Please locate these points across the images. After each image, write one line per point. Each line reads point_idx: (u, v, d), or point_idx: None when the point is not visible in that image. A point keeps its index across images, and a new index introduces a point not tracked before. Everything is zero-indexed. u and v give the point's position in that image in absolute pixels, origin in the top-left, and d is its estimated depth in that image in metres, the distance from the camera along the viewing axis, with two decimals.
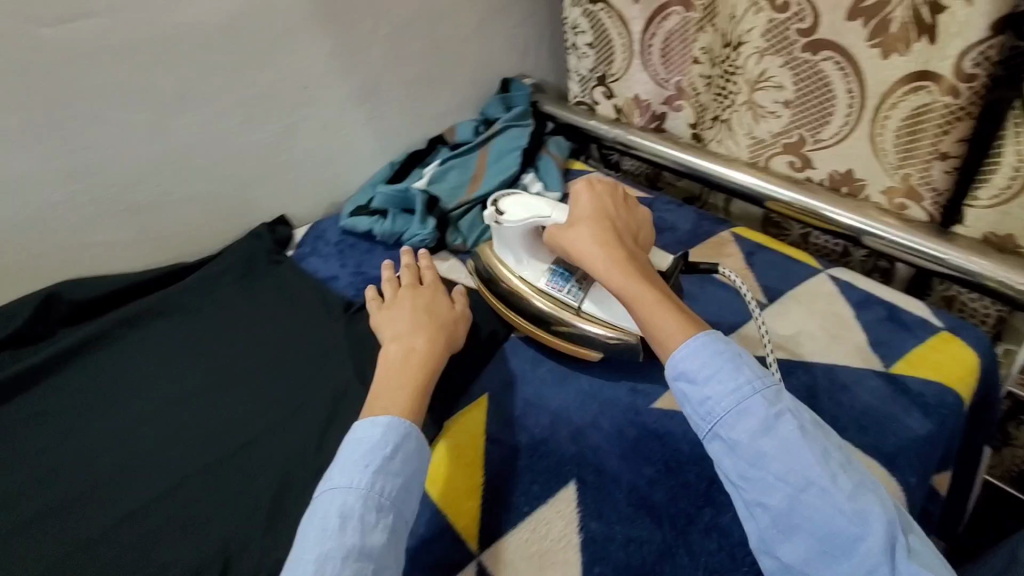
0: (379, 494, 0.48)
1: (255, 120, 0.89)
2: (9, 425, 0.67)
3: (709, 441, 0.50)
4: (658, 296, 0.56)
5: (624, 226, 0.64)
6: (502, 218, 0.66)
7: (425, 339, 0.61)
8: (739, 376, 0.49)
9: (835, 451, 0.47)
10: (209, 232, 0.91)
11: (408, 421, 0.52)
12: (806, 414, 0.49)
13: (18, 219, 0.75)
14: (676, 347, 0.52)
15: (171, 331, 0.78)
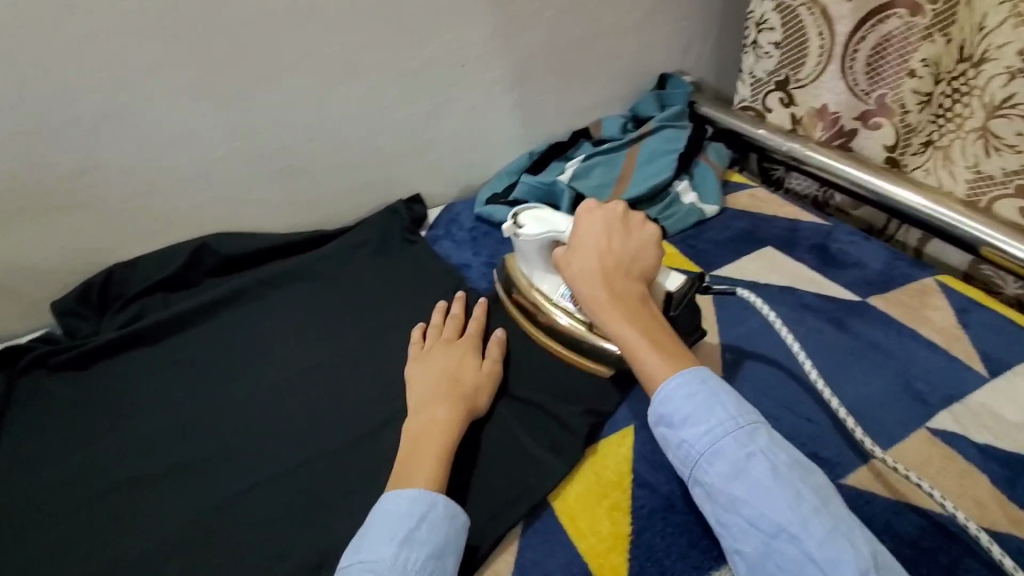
0: (404, 567, 0.43)
1: (409, 95, 0.86)
2: (154, 366, 0.69)
3: (691, 486, 0.47)
4: (643, 335, 0.52)
5: (623, 255, 0.58)
6: (520, 231, 0.64)
7: (447, 408, 0.54)
8: (710, 416, 0.46)
9: (812, 497, 0.42)
10: (350, 203, 0.91)
11: (434, 489, 0.47)
12: (784, 456, 0.45)
13: (183, 169, 0.77)
14: (654, 391, 0.50)
15: (305, 298, 0.77)
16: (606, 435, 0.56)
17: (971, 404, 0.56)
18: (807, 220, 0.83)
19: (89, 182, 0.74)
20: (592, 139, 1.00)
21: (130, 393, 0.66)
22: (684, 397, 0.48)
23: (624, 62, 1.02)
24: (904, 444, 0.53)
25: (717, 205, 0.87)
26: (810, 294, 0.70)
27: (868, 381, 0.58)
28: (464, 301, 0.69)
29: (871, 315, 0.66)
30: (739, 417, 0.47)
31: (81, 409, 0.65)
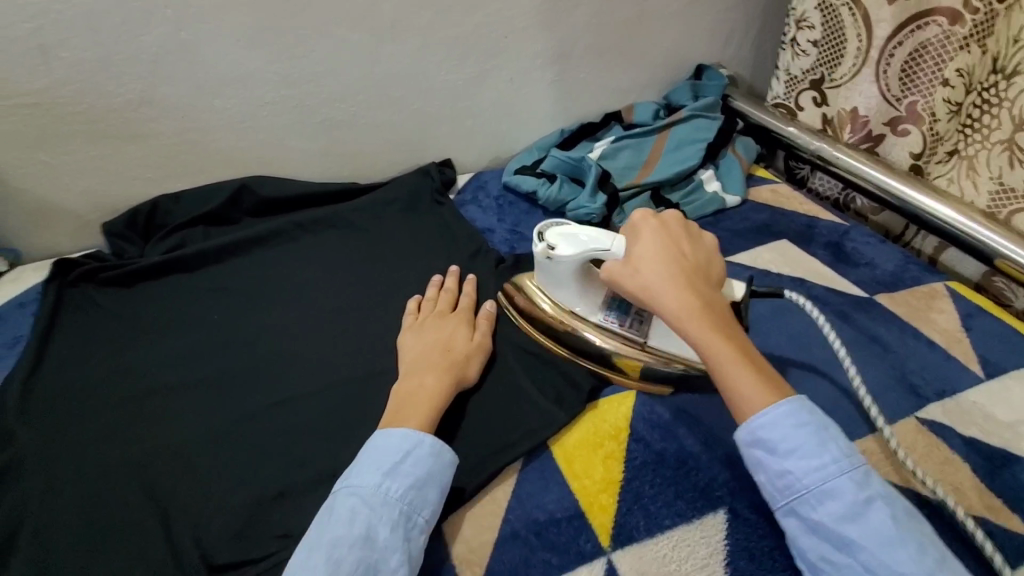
0: (386, 495, 0.45)
1: (451, 61, 0.89)
2: (193, 290, 0.74)
3: (787, 517, 0.45)
4: (740, 356, 0.48)
5: (696, 264, 0.53)
6: (556, 253, 0.57)
7: (436, 373, 0.55)
8: (823, 452, 0.44)
9: (933, 549, 0.40)
10: (383, 161, 0.95)
11: (420, 431, 0.49)
12: (898, 502, 0.43)
13: (232, 110, 0.81)
14: (757, 421, 0.45)
15: (335, 245, 0.81)
16: (607, 394, 0.59)
17: (961, 400, 0.58)
18: (826, 219, 0.85)
19: (145, 114, 0.78)
20: (624, 123, 1.02)
21: (169, 312, 0.71)
22: (793, 429, 0.45)
23: (661, 51, 1.03)
24: (892, 429, 0.55)
25: (740, 196, 0.90)
26: (820, 287, 0.72)
27: (865, 370, 0.61)
28: (457, 278, 0.71)
29: (876, 312, 0.68)
30: (851, 455, 0.44)
31: (123, 322, 0.69)
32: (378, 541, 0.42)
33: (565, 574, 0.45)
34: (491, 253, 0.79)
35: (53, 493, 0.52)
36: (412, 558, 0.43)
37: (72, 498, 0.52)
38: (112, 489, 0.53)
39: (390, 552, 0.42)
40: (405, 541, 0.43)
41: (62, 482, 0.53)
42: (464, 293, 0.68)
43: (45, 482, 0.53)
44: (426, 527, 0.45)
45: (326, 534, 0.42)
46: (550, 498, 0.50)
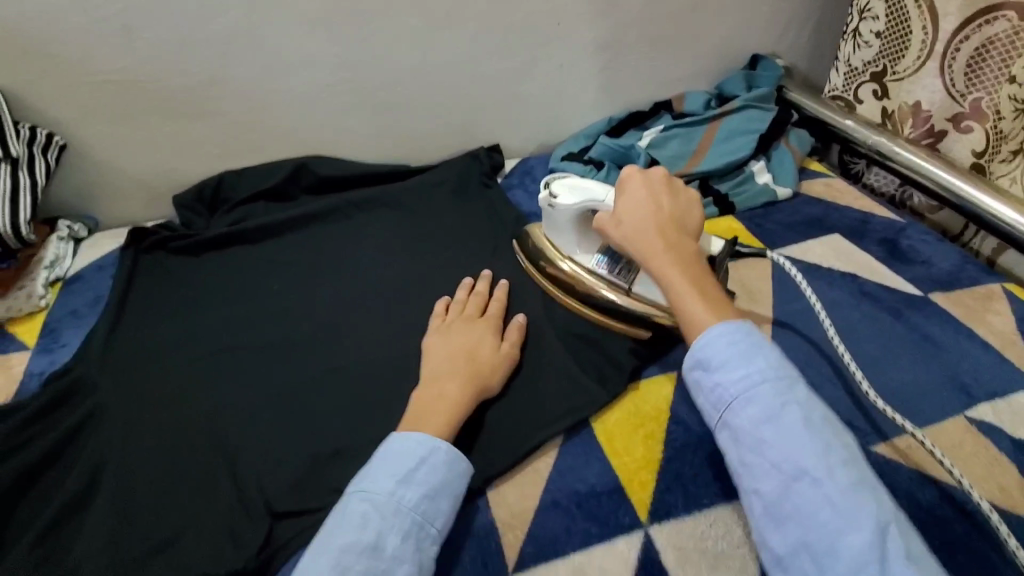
0: (399, 504, 0.43)
1: (504, 47, 0.90)
2: (256, 261, 0.78)
3: (719, 429, 0.47)
4: (697, 289, 0.51)
5: (672, 213, 0.57)
6: (557, 200, 0.64)
7: (459, 384, 0.53)
8: (751, 365, 0.45)
9: (840, 450, 0.42)
10: (433, 144, 0.97)
11: (438, 439, 0.48)
12: (818, 412, 0.44)
13: (293, 91, 0.85)
14: (698, 341, 0.48)
15: (386, 223, 0.84)
16: (650, 375, 0.60)
17: (1015, 402, 0.57)
18: (880, 215, 0.83)
19: (215, 92, 0.82)
20: (673, 112, 1.02)
21: (231, 281, 0.75)
22: (728, 346, 0.46)
23: (715, 40, 1.02)
24: (940, 426, 0.55)
25: (791, 188, 0.89)
26: (871, 283, 0.71)
27: (915, 367, 0.60)
28: (488, 281, 0.68)
29: (929, 310, 0.67)
30: (779, 369, 0.46)
31: (190, 288, 0.74)
32: (387, 551, 0.41)
33: (604, 543, 0.47)
34: None
35: (120, 438, 0.55)
36: (422, 571, 0.42)
37: (133, 449, 0.54)
38: (173, 441, 0.55)
39: (400, 563, 0.41)
40: (416, 551, 0.42)
41: (124, 432, 0.55)
42: (496, 297, 0.65)
43: (110, 431, 0.55)
44: (438, 537, 0.44)
45: (333, 539, 0.41)
46: (590, 472, 0.51)
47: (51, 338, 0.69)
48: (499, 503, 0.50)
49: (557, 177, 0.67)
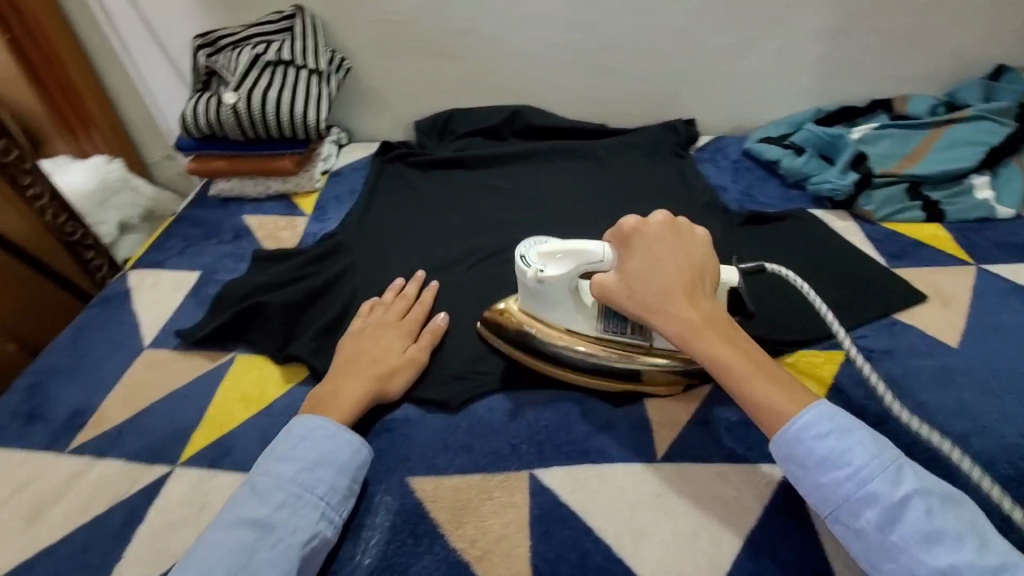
0: (277, 478, 0.46)
1: (726, 25, 0.94)
2: (470, 182, 0.93)
3: (832, 525, 0.44)
4: (760, 369, 0.47)
5: (694, 274, 0.50)
6: (544, 275, 0.55)
7: (357, 385, 0.54)
8: (851, 456, 0.43)
9: (971, 536, 0.39)
10: (634, 109, 1.04)
11: (319, 416, 0.50)
12: (934, 493, 0.41)
13: (525, 46, 0.98)
14: (782, 437, 0.45)
15: (581, 170, 0.93)
16: (815, 350, 0.63)
17: None
18: None
19: (464, 39, 0.98)
20: (892, 113, 0.97)
21: (444, 196, 0.90)
22: (818, 439, 0.44)
23: (962, 40, 0.94)
24: None
25: (1015, 211, 0.81)
26: None
27: None
28: (420, 284, 0.68)
29: None
30: (878, 455, 0.43)
31: (417, 194, 0.91)
32: (260, 521, 0.43)
33: (748, 463, 0.51)
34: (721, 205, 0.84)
35: (367, 290, 0.71)
36: (302, 533, 0.44)
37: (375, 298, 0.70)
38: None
39: (275, 528, 0.43)
40: (293, 519, 0.44)
41: (371, 285, 0.72)
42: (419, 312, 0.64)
43: (362, 284, 0.72)
44: (322, 502, 0.46)
45: (219, 519, 0.44)
46: None
47: (322, 212, 0.90)
48: (655, 407, 0.56)
49: (525, 247, 0.57)
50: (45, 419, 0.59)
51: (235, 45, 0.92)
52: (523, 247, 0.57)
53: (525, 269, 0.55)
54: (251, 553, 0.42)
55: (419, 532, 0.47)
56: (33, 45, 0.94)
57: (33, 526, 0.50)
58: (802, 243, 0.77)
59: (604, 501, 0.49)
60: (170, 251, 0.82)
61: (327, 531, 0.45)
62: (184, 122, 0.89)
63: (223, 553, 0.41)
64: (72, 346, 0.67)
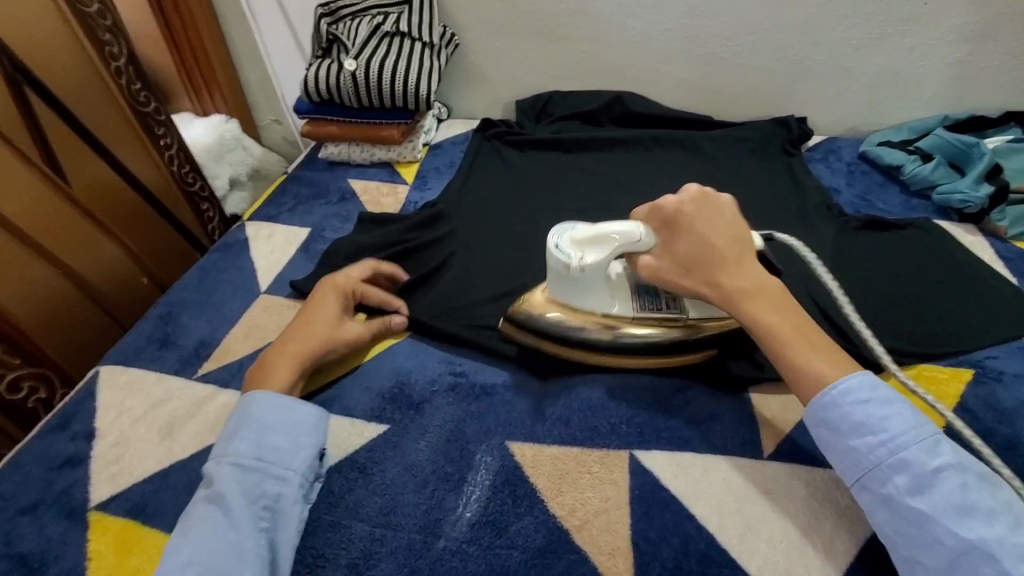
0: (217, 458, 0.48)
1: (853, 20, 0.88)
2: (566, 164, 0.92)
3: (859, 493, 0.44)
4: (810, 339, 0.48)
5: (740, 247, 0.51)
6: (586, 264, 0.54)
7: (294, 354, 0.55)
8: (889, 423, 0.43)
9: (1004, 514, 0.40)
10: (743, 102, 1.00)
11: (248, 393, 0.52)
12: (971, 469, 0.42)
13: (635, 31, 0.96)
14: (828, 406, 0.45)
15: (683, 161, 0.91)
16: (939, 367, 0.61)
17: None
18: None
19: (571, 22, 0.97)
20: None
21: (540, 175, 0.90)
22: (857, 405, 0.44)
23: None
24: None
25: None
26: None
27: None
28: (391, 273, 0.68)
29: None
30: (917, 427, 0.43)
31: (511, 172, 0.91)
32: (208, 498, 0.45)
33: None
34: (834, 207, 0.80)
35: (467, 260, 0.72)
36: (246, 495, 0.46)
37: (477, 266, 0.71)
38: (503, 271, 0.70)
39: (222, 496, 0.45)
40: (236, 484, 0.46)
41: (472, 252, 0.74)
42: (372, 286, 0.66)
43: (464, 253, 0.73)
44: (262, 463, 0.48)
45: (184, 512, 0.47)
46: None
47: (422, 182, 0.92)
48: (762, 404, 0.54)
49: (557, 235, 0.57)
50: (176, 345, 0.64)
51: (355, 15, 0.96)
52: (553, 236, 0.58)
53: (561, 259, 0.55)
54: (205, 525, 0.44)
55: (519, 494, 0.49)
56: (173, 8, 1.00)
57: (167, 441, 0.55)
58: (924, 254, 0.72)
59: (709, 489, 0.48)
60: (283, 207, 0.87)
61: (274, 487, 0.47)
62: (304, 86, 0.93)
63: (184, 529, 0.44)
64: (198, 284, 0.72)
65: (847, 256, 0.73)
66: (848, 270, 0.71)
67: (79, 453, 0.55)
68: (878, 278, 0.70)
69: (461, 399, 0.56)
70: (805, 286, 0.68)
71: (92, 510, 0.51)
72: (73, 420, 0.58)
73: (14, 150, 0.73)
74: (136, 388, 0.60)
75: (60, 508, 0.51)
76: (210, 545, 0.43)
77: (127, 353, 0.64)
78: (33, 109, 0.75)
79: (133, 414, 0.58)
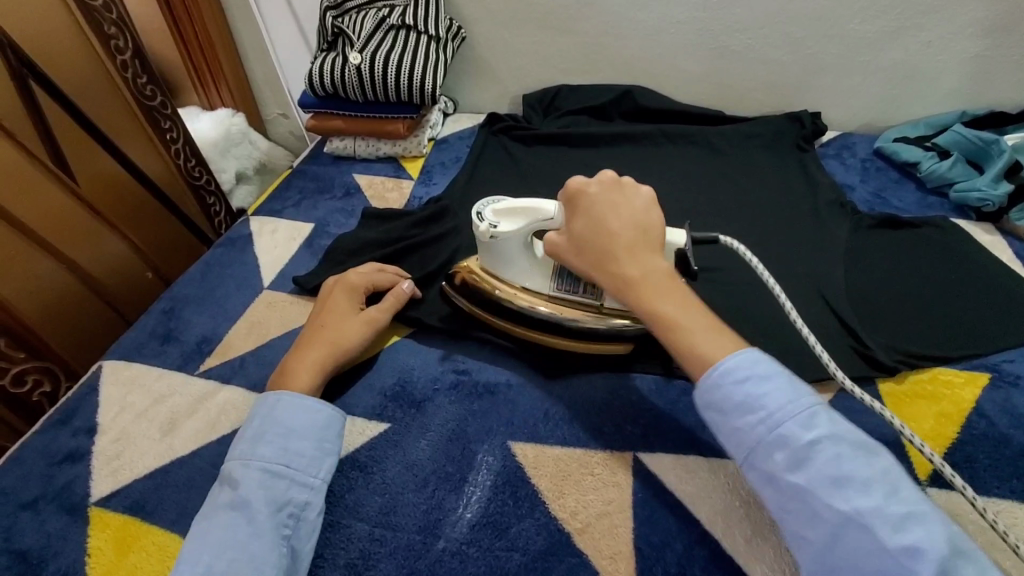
0: (240, 458, 0.47)
1: (870, 12, 0.86)
2: (573, 159, 0.91)
3: (748, 472, 0.42)
4: (700, 325, 0.45)
5: (634, 231, 0.49)
6: (498, 231, 0.55)
7: (315, 355, 0.55)
8: (766, 400, 0.40)
9: (880, 483, 0.38)
10: (755, 97, 0.98)
11: (273, 392, 0.50)
12: (846, 437, 0.39)
13: (645, 24, 0.94)
14: (713, 389, 0.43)
15: (692, 157, 0.89)
16: (953, 370, 0.59)
17: None
18: None
19: (580, 16, 0.95)
20: None
21: (545, 170, 0.89)
22: (737, 384, 0.42)
23: None
24: None
25: None
26: None
27: None
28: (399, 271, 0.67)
29: None
30: (796, 400, 0.41)
31: (517, 167, 0.90)
32: (232, 501, 0.44)
33: None
34: (848, 205, 0.78)
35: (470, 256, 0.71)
36: (271, 502, 0.45)
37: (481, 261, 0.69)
38: None
39: (248, 501, 0.44)
40: (263, 489, 0.45)
41: (474, 250, 0.72)
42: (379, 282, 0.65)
43: (467, 249, 0.72)
44: (289, 469, 0.47)
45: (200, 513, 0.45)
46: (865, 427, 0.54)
47: (427, 177, 0.91)
48: None
49: (483, 203, 0.58)
50: (178, 341, 0.64)
51: (361, 9, 0.95)
52: (481, 203, 0.58)
53: (476, 223, 0.56)
54: (229, 530, 0.43)
55: (519, 495, 0.48)
56: (181, 5, 1.00)
57: (168, 437, 0.55)
58: (941, 254, 0.70)
59: (716, 495, 0.47)
60: (287, 201, 0.86)
61: (299, 495, 0.46)
62: (309, 81, 0.92)
63: (204, 531, 0.43)
64: (202, 278, 0.72)
65: (859, 255, 0.72)
66: (861, 270, 0.69)
67: (80, 448, 0.55)
68: (892, 278, 0.68)
69: (463, 398, 0.55)
70: (813, 286, 0.67)
71: (92, 505, 0.51)
72: (74, 416, 0.58)
73: (23, 150, 0.73)
74: (138, 383, 0.60)
75: (61, 503, 0.51)
76: (233, 552, 0.42)
77: (129, 348, 0.64)
78: (41, 107, 0.75)
79: (135, 409, 0.57)
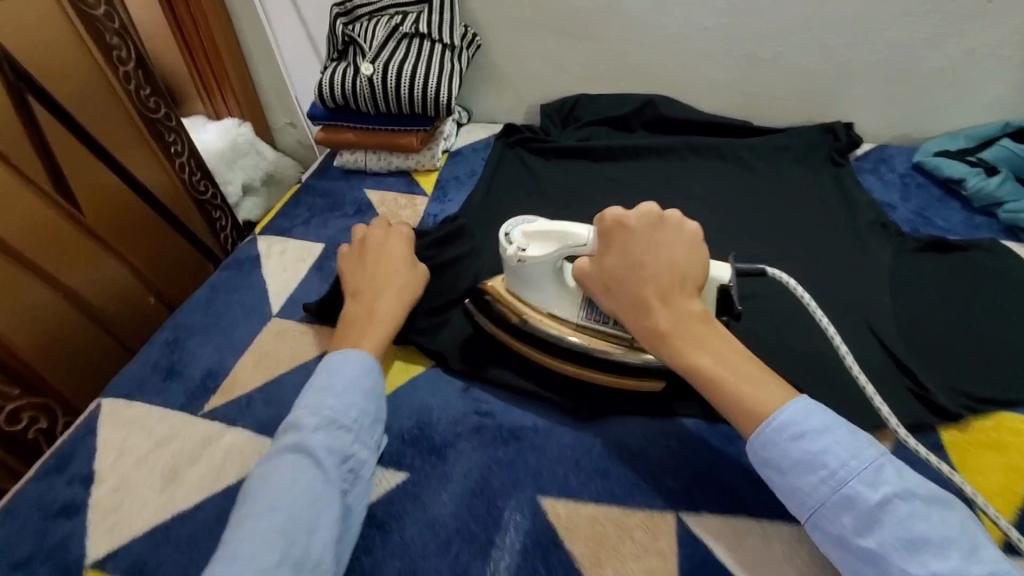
0: (313, 406, 0.47)
1: (910, 18, 0.81)
2: (595, 174, 0.86)
3: (812, 531, 0.41)
4: (741, 379, 0.43)
5: (670, 276, 0.46)
6: (526, 254, 0.52)
7: (394, 301, 0.57)
8: (827, 457, 0.39)
9: (958, 543, 0.36)
10: (785, 107, 0.94)
11: (344, 348, 0.52)
12: (919, 493, 0.38)
13: (669, 30, 0.89)
14: (765, 443, 0.41)
15: (721, 172, 0.85)
16: (1019, 416, 0.55)
17: None
18: None
19: (600, 22, 0.91)
20: None
21: (566, 186, 0.84)
22: (792, 441, 0.40)
23: None
24: None
25: None
26: None
27: None
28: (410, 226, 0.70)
29: None
30: (858, 454, 0.39)
31: (537, 183, 0.85)
32: (304, 445, 0.45)
33: None
34: (890, 225, 0.73)
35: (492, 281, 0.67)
36: (338, 454, 0.46)
37: None
38: None
39: (316, 450, 0.45)
40: (333, 440, 0.46)
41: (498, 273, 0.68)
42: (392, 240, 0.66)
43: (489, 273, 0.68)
44: (354, 425, 0.48)
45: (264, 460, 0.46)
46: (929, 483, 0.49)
47: (442, 192, 0.87)
48: None
49: (510, 225, 0.55)
50: (182, 376, 0.61)
51: (372, 15, 0.90)
52: (507, 225, 0.55)
53: (505, 248, 0.53)
54: (298, 475, 0.43)
55: (551, 563, 0.44)
56: (183, 6, 0.95)
57: (170, 488, 0.51)
58: (995, 281, 0.66)
59: (769, 564, 0.43)
60: (297, 219, 0.83)
61: (360, 453, 0.48)
62: (319, 92, 0.88)
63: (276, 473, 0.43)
64: (207, 305, 0.68)
65: (906, 281, 0.67)
66: (909, 299, 0.65)
67: (77, 499, 0.51)
68: (944, 308, 0.63)
69: (487, 444, 0.52)
70: (860, 314, 0.63)
71: (89, 567, 0.47)
72: (71, 462, 0.54)
73: (14, 169, 0.69)
74: (139, 426, 0.56)
75: (56, 563, 0.48)
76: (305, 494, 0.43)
77: (131, 384, 0.60)
78: (38, 124, 0.71)
79: (135, 455, 0.54)
